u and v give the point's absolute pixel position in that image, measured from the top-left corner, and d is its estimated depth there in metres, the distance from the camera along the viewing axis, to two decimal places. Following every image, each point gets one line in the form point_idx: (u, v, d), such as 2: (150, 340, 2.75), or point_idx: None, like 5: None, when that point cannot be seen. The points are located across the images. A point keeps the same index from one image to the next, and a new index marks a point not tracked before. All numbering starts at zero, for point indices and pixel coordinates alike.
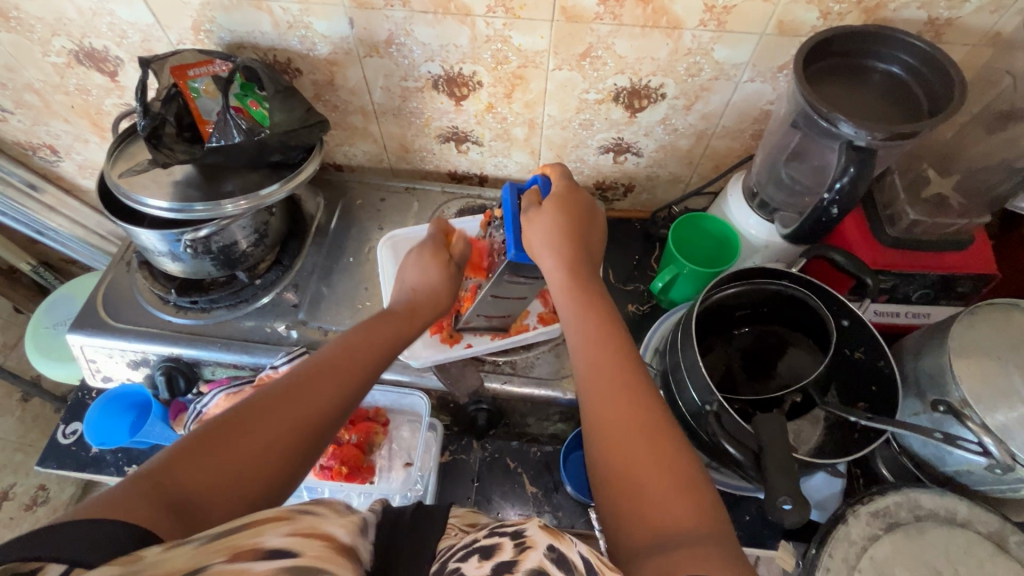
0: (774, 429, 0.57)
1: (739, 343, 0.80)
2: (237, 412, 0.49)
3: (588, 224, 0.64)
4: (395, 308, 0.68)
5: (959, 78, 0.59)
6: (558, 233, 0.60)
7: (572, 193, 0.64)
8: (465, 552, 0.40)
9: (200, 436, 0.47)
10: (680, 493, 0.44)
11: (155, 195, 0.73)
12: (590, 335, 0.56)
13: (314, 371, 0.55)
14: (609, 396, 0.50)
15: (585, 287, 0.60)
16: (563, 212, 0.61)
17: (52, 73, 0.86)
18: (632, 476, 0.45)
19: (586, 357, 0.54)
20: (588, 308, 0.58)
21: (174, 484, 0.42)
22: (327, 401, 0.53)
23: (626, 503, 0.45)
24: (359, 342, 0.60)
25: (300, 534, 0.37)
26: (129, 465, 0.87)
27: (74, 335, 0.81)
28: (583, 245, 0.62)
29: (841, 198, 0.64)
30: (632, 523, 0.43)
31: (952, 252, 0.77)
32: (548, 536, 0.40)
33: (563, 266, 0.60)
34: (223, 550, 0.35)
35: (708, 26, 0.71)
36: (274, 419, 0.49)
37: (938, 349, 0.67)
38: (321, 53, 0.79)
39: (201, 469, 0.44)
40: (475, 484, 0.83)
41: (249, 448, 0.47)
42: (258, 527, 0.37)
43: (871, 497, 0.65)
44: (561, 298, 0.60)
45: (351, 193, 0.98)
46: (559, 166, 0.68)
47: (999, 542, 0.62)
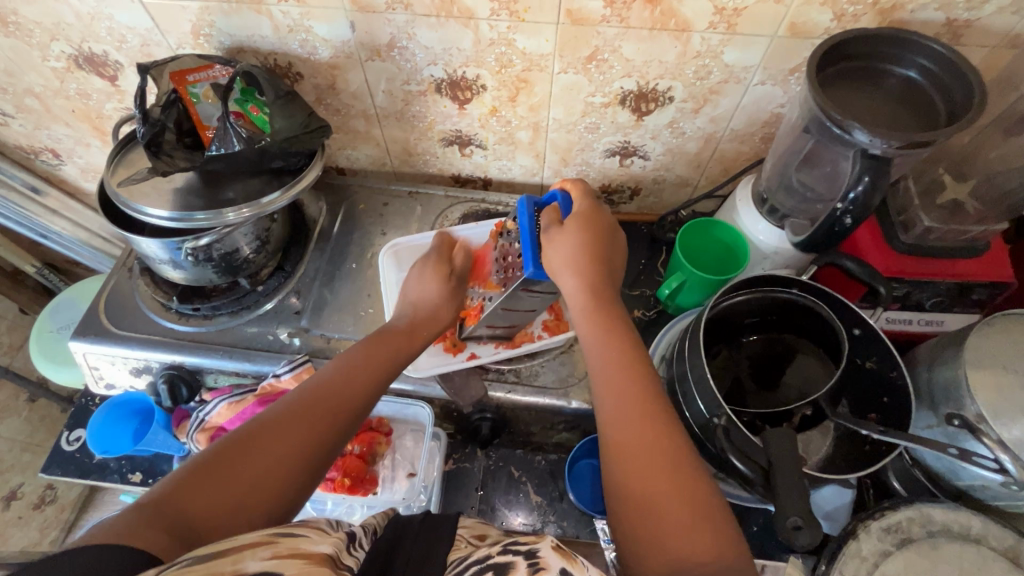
0: (786, 444, 0.56)
1: (748, 351, 0.78)
2: (235, 437, 0.49)
3: (611, 243, 0.63)
4: (396, 326, 0.68)
5: (980, 83, 0.57)
6: (582, 253, 0.58)
7: (595, 211, 0.62)
8: (478, 567, 0.38)
9: (199, 463, 0.46)
10: (700, 525, 0.43)
11: (156, 204, 0.72)
12: (612, 359, 0.55)
13: (311, 394, 0.54)
14: (629, 421, 0.50)
15: (607, 308, 0.59)
16: (587, 231, 0.60)
17: (52, 77, 0.85)
18: (651, 503, 0.45)
19: (607, 380, 0.53)
20: (610, 329, 0.57)
21: (173, 513, 0.41)
22: (326, 425, 0.53)
23: (644, 534, 0.44)
24: (358, 364, 0.60)
25: (281, 556, 0.36)
26: (134, 473, 0.87)
27: (77, 343, 0.81)
28: (605, 265, 0.61)
29: (855, 208, 0.62)
30: (651, 556, 0.43)
31: (967, 260, 0.75)
32: (561, 558, 0.38)
33: (585, 287, 0.58)
34: (205, 571, 0.33)
35: (718, 28, 0.69)
36: (273, 443, 0.49)
37: (953, 360, 0.66)
38: (322, 57, 0.78)
39: (201, 497, 0.43)
40: (479, 493, 0.83)
41: (248, 474, 0.46)
42: (239, 554, 0.36)
43: (883, 512, 0.64)
44: (581, 319, 0.59)
45: (354, 196, 0.97)
46: (580, 182, 0.66)
47: (1014, 558, 0.61)
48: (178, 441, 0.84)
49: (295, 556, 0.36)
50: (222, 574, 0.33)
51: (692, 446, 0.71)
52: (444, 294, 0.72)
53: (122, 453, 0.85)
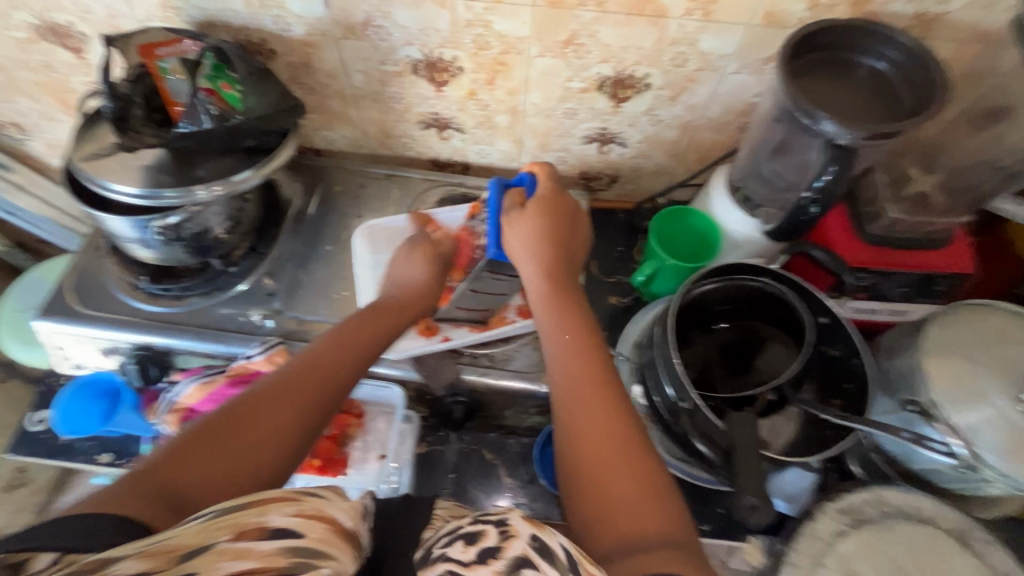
0: (745, 427, 0.58)
1: (718, 337, 0.79)
2: (221, 415, 0.49)
3: (573, 229, 0.64)
4: (384, 302, 0.68)
5: (942, 80, 0.59)
6: (538, 238, 0.60)
7: (556, 196, 0.64)
8: (449, 538, 0.41)
9: (195, 429, 0.48)
10: (650, 499, 0.44)
11: (122, 179, 0.70)
12: (568, 343, 0.55)
13: (302, 369, 0.55)
14: (586, 404, 0.51)
15: (569, 295, 0.60)
16: (546, 217, 0.61)
17: (14, 47, 0.82)
18: (604, 476, 0.46)
19: (564, 364, 0.54)
20: (570, 315, 0.58)
21: (169, 483, 0.43)
22: (323, 393, 0.54)
23: (597, 511, 0.44)
24: (352, 338, 0.60)
25: (305, 515, 0.39)
26: (101, 453, 0.85)
27: (41, 321, 0.79)
28: (566, 253, 0.62)
29: (820, 197, 0.64)
30: (603, 531, 0.43)
31: (930, 252, 0.77)
32: (531, 525, 0.39)
33: (542, 271, 0.60)
34: (228, 528, 0.36)
35: (694, 15, 0.69)
36: (262, 417, 0.50)
37: (912, 348, 0.67)
38: (296, 34, 0.76)
39: (196, 465, 0.45)
40: (452, 476, 0.84)
41: (243, 447, 0.47)
42: (266, 506, 0.38)
43: (840, 494, 0.65)
44: (540, 305, 0.60)
45: (330, 178, 0.96)
46: (548, 165, 0.66)
47: (961, 538, 0.64)
48: (147, 421, 0.83)
49: (317, 518, 0.39)
50: (245, 531, 0.36)
51: (659, 430, 0.72)
52: (430, 277, 0.73)
53: (89, 433, 0.83)
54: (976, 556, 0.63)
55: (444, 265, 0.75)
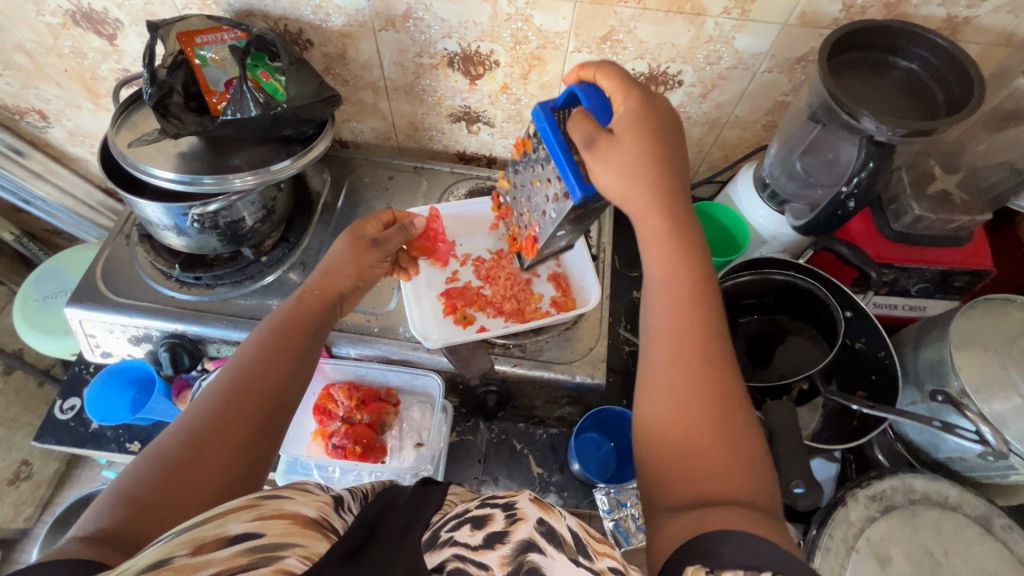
0: (785, 416, 0.59)
1: (745, 331, 0.81)
2: (157, 457, 0.47)
3: (675, 136, 0.54)
4: (300, 300, 0.64)
5: (979, 78, 0.60)
6: (638, 166, 0.52)
7: (644, 104, 0.53)
8: (456, 522, 0.40)
9: (135, 477, 0.45)
10: (737, 467, 0.43)
11: (163, 166, 0.70)
12: (671, 288, 0.51)
13: (233, 385, 0.53)
14: (686, 356, 0.49)
15: (681, 224, 0.53)
16: (640, 136, 0.52)
17: (46, 33, 0.82)
18: (691, 437, 0.45)
19: (660, 311, 0.51)
20: (681, 255, 0.52)
21: (124, 536, 0.41)
22: (262, 406, 0.53)
23: (679, 472, 0.45)
24: (275, 347, 0.58)
25: (263, 517, 0.37)
26: (131, 442, 0.85)
27: (73, 309, 0.79)
28: (675, 168, 0.54)
29: (859, 191, 0.65)
30: (682, 490, 0.44)
31: (950, 249, 0.80)
32: (539, 508, 0.39)
33: (653, 203, 0.52)
34: (187, 544, 0.34)
35: (732, 14, 0.70)
36: (202, 447, 0.48)
37: (940, 341, 0.69)
38: (334, 24, 0.77)
39: (148, 510, 0.43)
40: (481, 464, 0.85)
41: (191, 479, 0.46)
42: (222, 518, 0.36)
43: (869, 481, 0.67)
44: (652, 240, 0.53)
45: (358, 170, 0.97)
46: (615, 65, 0.55)
47: (986, 524, 0.66)
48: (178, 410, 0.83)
49: (276, 516, 0.37)
50: (201, 545, 0.34)
51: None
52: (354, 255, 0.69)
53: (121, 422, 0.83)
54: (1000, 542, 0.65)
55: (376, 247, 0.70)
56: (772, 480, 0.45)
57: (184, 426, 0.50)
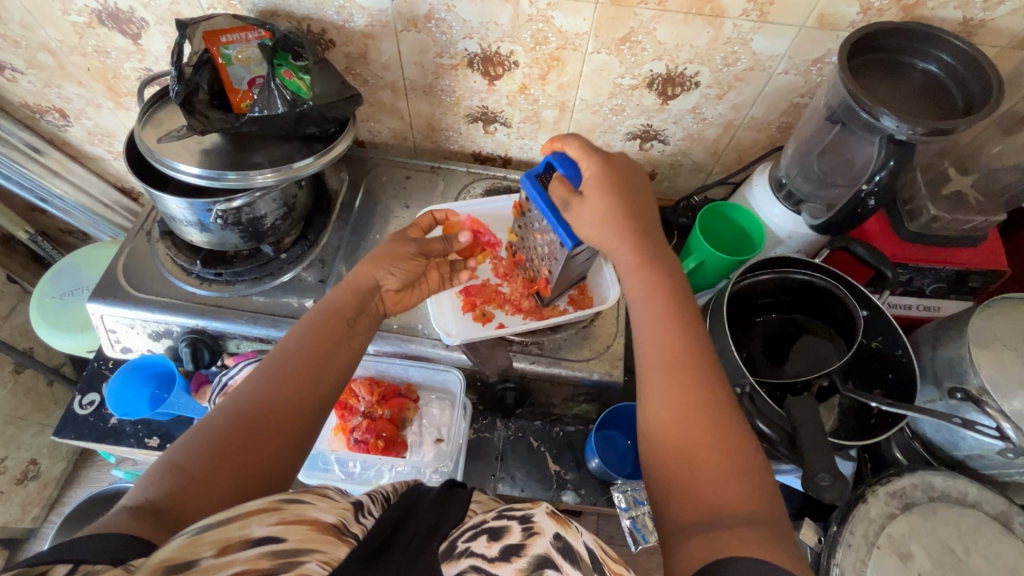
0: (807, 411, 0.59)
1: (762, 328, 0.82)
2: (203, 434, 0.49)
3: (638, 192, 0.66)
4: (347, 290, 0.66)
5: (998, 79, 0.61)
6: (606, 219, 0.62)
7: (606, 165, 0.65)
8: (473, 532, 0.41)
9: (180, 454, 0.47)
10: (737, 479, 0.49)
11: (188, 162, 0.71)
12: (657, 319, 0.59)
13: (277, 371, 0.55)
14: (677, 378, 0.55)
15: (652, 266, 0.62)
16: (605, 192, 0.63)
17: (71, 32, 0.83)
18: (688, 451, 0.51)
19: (654, 337, 0.58)
20: (656, 291, 0.60)
21: (167, 513, 0.42)
22: (303, 391, 0.55)
23: (679, 482, 0.51)
24: (317, 335, 0.60)
25: (286, 522, 0.37)
26: (149, 438, 0.85)
27: (95, 303, 0.80)
28: (640, 218, 0.64)
29: (880, 190, 0.66)
30: (684, 501, 0.49)
31: (965, 249, 0.80)
32: (555, 522, 0.39)
33: (627, 245, 0.62)
34: (213, 543, 0.34)
35: (750, 16, 0.71)
36: (247, 434, 0.50)
37: (957, 339, 0.70)
38: (357, 25, 0.78)
39: (191, 485, 0.45)
40: (500, 462, 0.85)
41: (233, 456, 0.48)
42: (246, 519, 0.36)
43: (889, 478, 0.68)
44: (632, 276, 0.62)
45: (375, 169, 0.98)
46: (576, 137, 0.67)
47: (1005, 521, 0.66)
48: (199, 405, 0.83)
49: (299, 522, 0.37)
50: (228, 545, 0.34)
51: None
52: (392, 246, 0.70)
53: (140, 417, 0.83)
54: (1019, 539, 0.65)
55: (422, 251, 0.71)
56: (766, 487, 0.50)
57: (230, 407, 0.52)
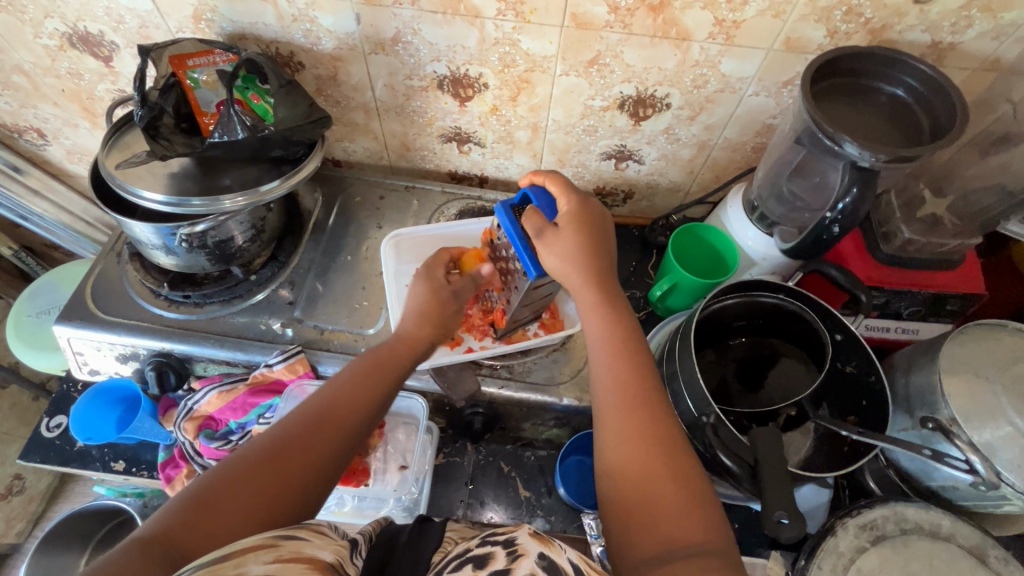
0: (770, 443, 0.58)
1: (735, 352, 0.81)
2: (228, 468, 0.50)
3: (606, 234, 0.68)
4: (389, 342, 0.68)
5: (963, 104, 0.60)
6: (577, 253, 0.63)
7: (584, 205, 0.66)
8: (459, 562, 0.41)
9: (200, 487, 0.47)
10: (692, 511, 0.49)
11: (152, 187, 0.71)
12: (611, 352, 0.61)
13: (312, 413, 0.56)
14: (629, 410, 0.56)
15: (610, 305, 0.64)
16: (579, 230, 0.64)
17: (43, 55, 0.83)
18: (645, 485, 0.52)
19: (608, 370, 0.60)
20: (611, 330, 0.62)
21: (163, 543, 0.43)
22: (334, 436, 0.55)
23: (637, 518, 0.50)
24: (356, 382, 0.60)
25: (282, 560, 0.38)
26: (116, 462, 0.85)
27: (62, 326, 0.79)
28: (603, 255, 0.66)
29: (843, 217, 0.65)
30: (643, 538, 0.49)
31: (941, 272, 0.79)
32: (539, 542, 0.41)
33: (589, 281, 0.64)
34: None
35: (717, 39, 0.71)
36: (258, 469, 0.50)
37: (930, 366, 0.69)
38: (325, 48, 0.78)
39: (204, 524, 0.45)
40: (469, 487, 0.84)
41: (250, 496, 0.48)
42: (242, 557, 0.37)
43: (860, 510, 0.66)
44: (587, 312, 0.64)
45: (350, 189, 0.97)
46: (558, 175, 0.68)
47: (980, 555, 0.64)
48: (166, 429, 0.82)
49: (296, 559, 0.38)
50: None
51: None
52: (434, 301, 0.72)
53: (105, 440, 0.83)
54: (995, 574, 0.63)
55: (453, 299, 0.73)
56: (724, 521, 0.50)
57: (262, 443, 0.52)
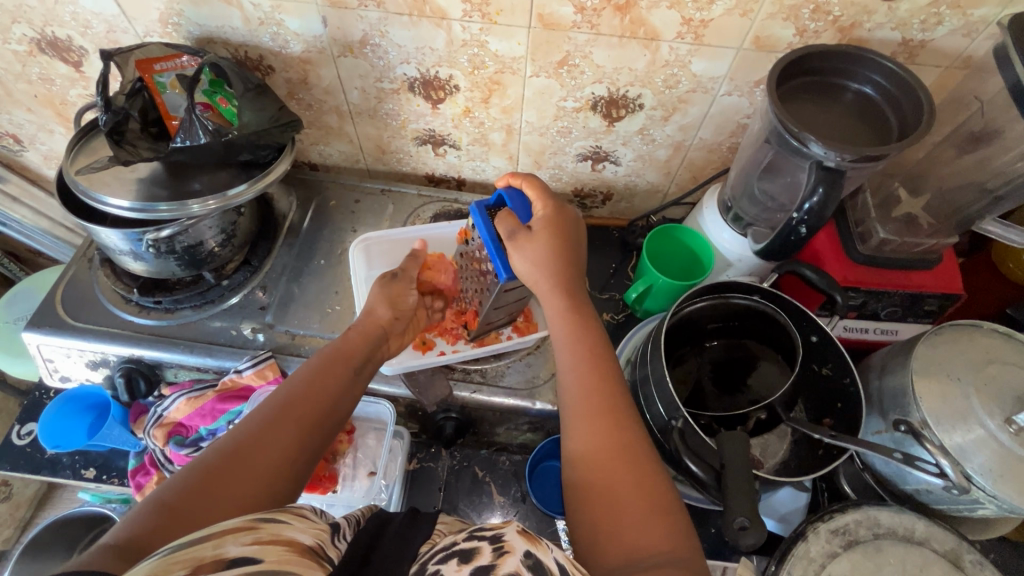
0: (737, 449, 0.57)
1: (710, 355, 0.80)
2: (195, 469, 0.48)
3: (579, 240, 0.67)
4: (355, 332, 0.68)
5: (929, 102, 0.59)
6: (549, 258, 0.62)
7: (560, 211, 0.65)
8: (443, 555, 0.40)
9: (169, 490, 0.46)
10: (657, 517, 0.48)
11: (116, 193, 0.70)
12: (578, 358, 0.60)
13: (277, 407, 0.55)
14: (594, 418, 0.55)
15: (577, 311, 0.63)
16: (554, 237, 0.63)
17: (14, 60, 0.83)
18: (610, 494, 0.50)
19: (575, 378, 0.59)
20: (581, 334, 0.62)
21: (151, 543, 0.42)
22: (305, 424, 0.55)
23: (604, 528, 0.49)
24: (320, 376, 0.60)
25: (260, 542, 0.37)
26: (87, 469, 0.85)
27: (31, 333, 0.79)
28: (574, 261, 0.65)
29: (810, 218, 0.64)
30: (611, 548, 0.47)
31: (918, 271, 0.78)
32: (526, 539, 0.40)
33: (559, 287, 0.63)
34: (184, 563, 0.35)
35: (685, 39, 0.70)
36: (242, 461, 0.50)
37: (902, 368, 0.68)
38: (294, 51, 0.77)
39: (179, 521, 0.44)
40: (442, 492, 0.83)
41: (224, 491, 0.47)
42: (221, 538, 0.37)
43: (832, 514, 0.65)
44: (556, 318, 0.63)
45: (326, 192, 0.96)
46: (535, 178, 0.67)
47: (954, 559, 0.63)
48: (135, 436, 0.82)
49: (273, 543, 0.38)
50: (202, 564, 0.35)
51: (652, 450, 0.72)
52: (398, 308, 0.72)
53: (74, 448, 0.82)
54: None
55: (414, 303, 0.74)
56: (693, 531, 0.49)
57: (229, 441, 0.51)
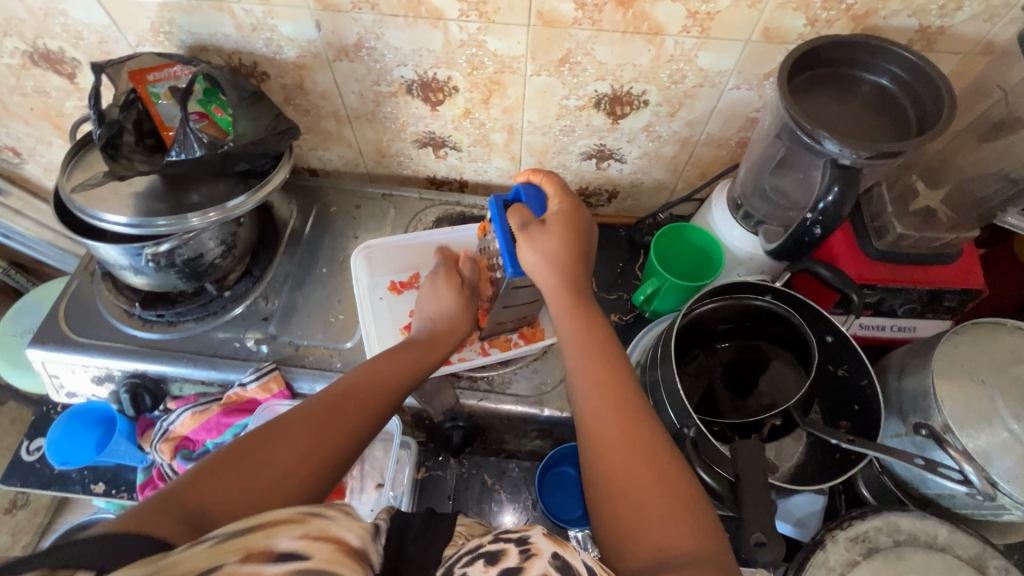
0: (752, 458, 0.55)
1: (721, 356, 0.78)
2: (257, 435, 0.49)
3: (589, 236, 0.66)
4: (418, 337, 0.68)
5: (950, 93, 0.57)
6: (563, 252, 0.61)
7: (575, 208, 0.64)
8: (470, 557, 0.38)
9: (223, 455, 0.46)
10: (680, 515, 0.46)
11: (114, 209, 0.69)
12: (589, 354, 0.58)
13: (341, 391, 0.55)
14: (611, 415, 0.53)
15: (585, 309, 0.62)
16: (568, 230, 0.63)
17: (8, 74, 0.82)
18: (631, 492, 0.48)
19: (589, 374, 0.57)
20: (593, 330, 0.60)
21: (195, 502, 0.42)
22: (363, 412, 0.55)
23: (628, 527, 0.46)
24: (383, 367, 0.61)
25: (312, 536, 0.35)
26: (96, 484, 0.85)
27: (35, 350, 0.79)
28: (584, 257, 0.64)
29: (824, 218, 0.62)
30: (636, 548, 0.45)
31: (937, 266, 0.75)
32: (553, 543, 0.38)
33: (566, 283, 0.61)
34: (236, 550, 0.33)
35: (691, 32, 0.68)
36: (294, 438, 0.49)
37: (923, 370, 0.66)
38: (288, 56, 0.76)
39: (223, 487, 0.44)
40: (451, 501, 0.82)
41: (280, 463, 0.47)
42: (272, 528, 0.35)
43: (851, 522, 0.63)
44: (564, 315, 0.62)
45: (326, 198, 0.95)
46: (555, 176, 0.67)
47: (979, 566, 0.62)
48: (142, 451, 0.82)
49: (325, 538, 0.36)
50: (252, 553, 0.33)
51: None
52: (458, 305, 0.72)
53: (82, 463, 0.83)
54: None
55: (470, 290, 0.74)
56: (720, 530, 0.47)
57: (295, 413, 0.52)
